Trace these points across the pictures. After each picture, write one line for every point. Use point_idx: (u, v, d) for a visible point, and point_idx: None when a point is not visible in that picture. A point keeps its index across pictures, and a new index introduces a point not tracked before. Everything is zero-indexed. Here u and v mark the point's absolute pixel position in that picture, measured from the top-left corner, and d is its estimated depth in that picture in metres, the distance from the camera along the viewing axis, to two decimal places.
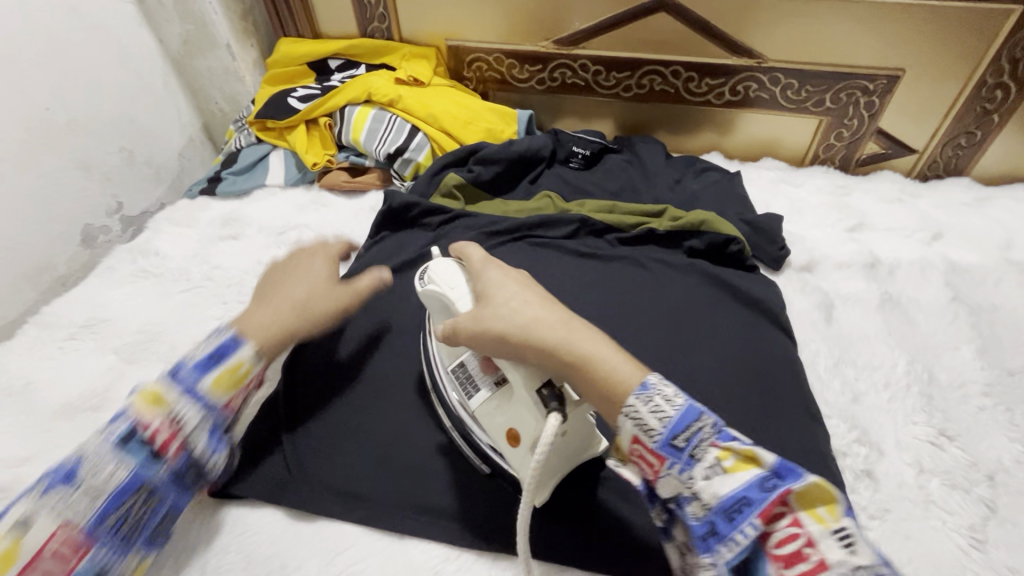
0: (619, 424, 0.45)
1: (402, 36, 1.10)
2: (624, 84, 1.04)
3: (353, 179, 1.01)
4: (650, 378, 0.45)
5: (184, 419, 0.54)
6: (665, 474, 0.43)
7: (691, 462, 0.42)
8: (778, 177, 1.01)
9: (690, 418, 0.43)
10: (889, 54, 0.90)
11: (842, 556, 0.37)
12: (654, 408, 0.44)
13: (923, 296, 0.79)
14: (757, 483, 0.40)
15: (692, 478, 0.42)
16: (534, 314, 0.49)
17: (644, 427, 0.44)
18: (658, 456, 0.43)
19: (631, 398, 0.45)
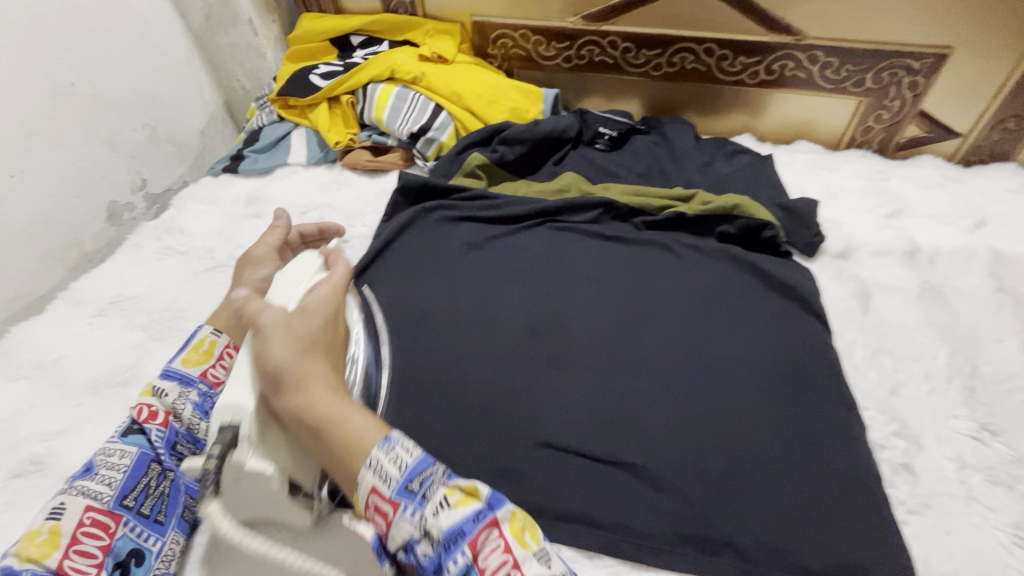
0: (359, 479, 0.45)
1: (426, 11, 1.07)
2: (654, 62, 1.01)
3: (375, 158, 0.99)
4: (394, 431, 0.47)
5: (155, 435, 0.56)
6: (398, 521, 0.43)
7: (423, 503, 0.44)
8: (812, 161, 0.98)
9: (425, 463, 0.46)
10: (938, 31, 0.85)
11: (541, 570, 0.40)
12: (393, 458, 0.45)
13: (964, 286, 0.76)
14: (473, 517, 0.42)
15: (422, 518, 0.43)
16: (300, 353, 0.49)
17: (383, 476, 0.45)
18: (393, 504, 0.44)
19: (375, 449, 0.46)
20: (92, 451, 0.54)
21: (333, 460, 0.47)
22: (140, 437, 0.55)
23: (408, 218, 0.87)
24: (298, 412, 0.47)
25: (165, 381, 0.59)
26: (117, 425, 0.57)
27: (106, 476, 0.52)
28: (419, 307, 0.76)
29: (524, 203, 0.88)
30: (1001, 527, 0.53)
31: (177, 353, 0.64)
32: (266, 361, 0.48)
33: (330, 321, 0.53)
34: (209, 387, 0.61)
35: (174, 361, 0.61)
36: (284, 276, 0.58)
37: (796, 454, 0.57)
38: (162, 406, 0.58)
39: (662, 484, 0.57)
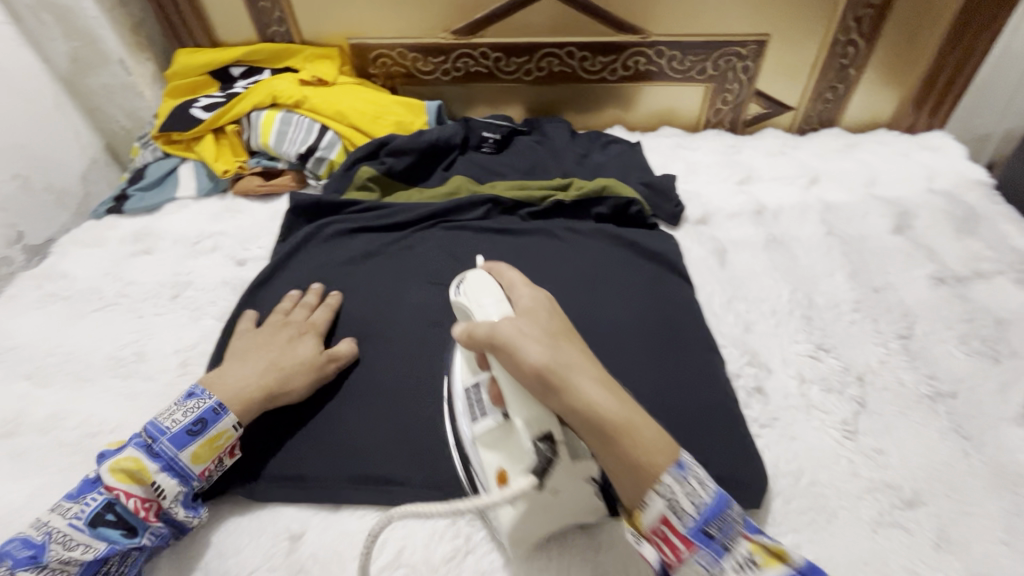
0: (647, 503, 0.46)
1: (303, 37, 1.10)
2: (525, 68, 1.09)
3: (267, 183, 1.01)
4: (686, 458, 0.46)
5: (140, 528, 0.55)
6: (690, 560, 0.44)
7: (723, 552, 0.44)
8: (675, 143, 1.09)
9: (721, 507, 0.45)
10: (753, 22, 0.99)
11: None
12: (688, 491, 0.45)
13: (802, 234, 0.88)
14: (786, 567, 0.42)
15: (723, 568, 0.43)
16: (569, 358, 0.48)
17: (675, 507, 0.45)
18: (688, 541, 0.44)
19: (668, 477, 0.45)
20: (50, 531, 0.52)
21: (623, 467, 0.45)
22: (118, 531, 0.54)
23: (304, 237, 0.89)
24: (580, 419, 0.45)
25: (165, 476, 0.56)
26: (91, 498, 0.54)
27: (66, 551, 0.51)
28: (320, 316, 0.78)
29: (413, 208, 0.93)
30: (833, 425, 0.62)
31: (181, 428, 0.58)
32: (523, 364, 0.47)
33: (554, 312, 0.53)
34: (202, 482, 0.60)
35: (181, 456, 0.57)
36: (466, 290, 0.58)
37: (668, 394, 0.65)
38: (155, 501, 0.56)
39: None
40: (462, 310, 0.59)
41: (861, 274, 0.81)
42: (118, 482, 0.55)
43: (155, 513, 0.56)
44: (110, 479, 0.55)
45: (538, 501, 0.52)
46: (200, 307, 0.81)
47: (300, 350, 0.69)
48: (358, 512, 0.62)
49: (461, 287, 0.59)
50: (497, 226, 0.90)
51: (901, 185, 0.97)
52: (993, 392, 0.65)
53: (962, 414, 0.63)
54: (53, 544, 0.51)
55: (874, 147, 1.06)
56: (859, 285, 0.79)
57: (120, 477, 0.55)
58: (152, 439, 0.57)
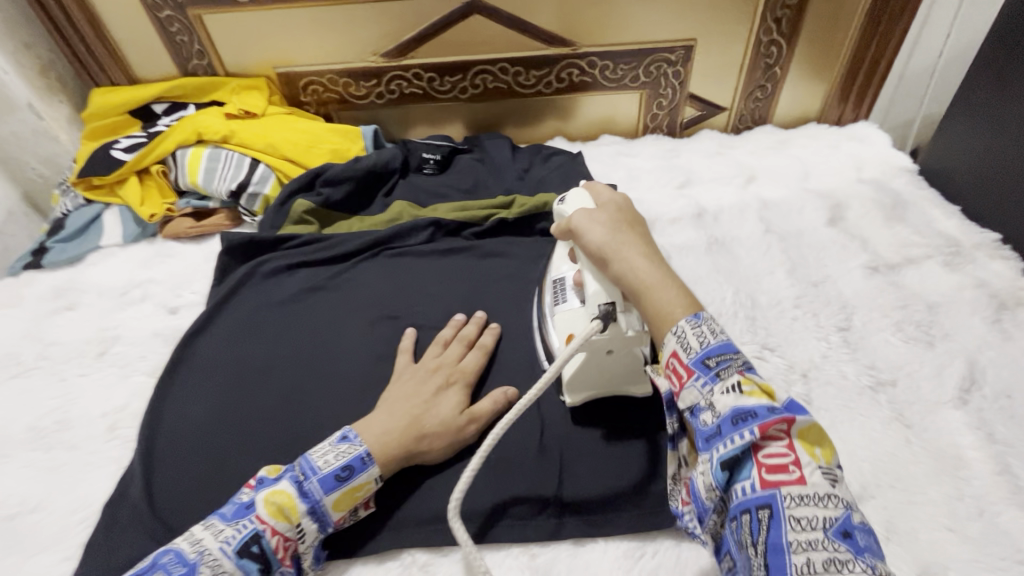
0: (664, 341, 0.52)
1: (227, 69, 1.06)
2: (460, 87, 1.08)
3: (198, 223, 0.96)
4: (703, 313, 0.52)
5: (270, 569, 0.53)
6: (690, 387, 0.49)
7: (715, 380, 0.48)
8: (616, 151, 1.10)
9: (727, 349, 0.49)
10: (679, 28, 1.01)
11: (823, 482, 0.43)
12: (699, 334, 0.50)
13: (742, 233, 0.89)
14: (767, 407, 0.45)
15: (712, 392, 0.47)
16: (634, 250, 0.57)
17: (686, 345, 0.50)
18: (688, 371, 0.49)
19: (682, 321, 0.51)
20: (202, 552, 0.51)
21: (649, 320, 0.54)
22: (256, 567, 0.52)
23: (244, 277, 0.84)
24: (625, 275, 0.56)
25: (310, 518, 0.55)
26: (242, 525, 0.53)
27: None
28: (259, 362, 0.75)
29: (357, 237, 0.89)
30: None
31: (332, 471, 0.56)
32: (588, 241, 0.59)
33: (627, 211, 0.63)
34: (336, 528, 0.58)
35: (331, 500, 0.56)
36: (566, 202, 0.66)
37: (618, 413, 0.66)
38: (292, 541, 0.54)
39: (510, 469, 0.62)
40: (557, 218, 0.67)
41: (800, 269, 0.82)
42: (268, 512, 0.53)
43: (290, 554, 0.54)
44: (263, 511, 0.53)
45: (597, 359, 0.61)
46: (130, 363, 0.77)
47: (444, 406, 0.64)
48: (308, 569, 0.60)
49: (564, 197, 0.67)
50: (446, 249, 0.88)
51: (833, 177, 1.00)
52: (930, 376, 0.67)
53: (902, 401, 0.65)
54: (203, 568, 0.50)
55: (805, 141, 1.09)
56: (798, 280, 0.80)
57: (271, 508, 0.53)
58: (306, 476, 0.56)
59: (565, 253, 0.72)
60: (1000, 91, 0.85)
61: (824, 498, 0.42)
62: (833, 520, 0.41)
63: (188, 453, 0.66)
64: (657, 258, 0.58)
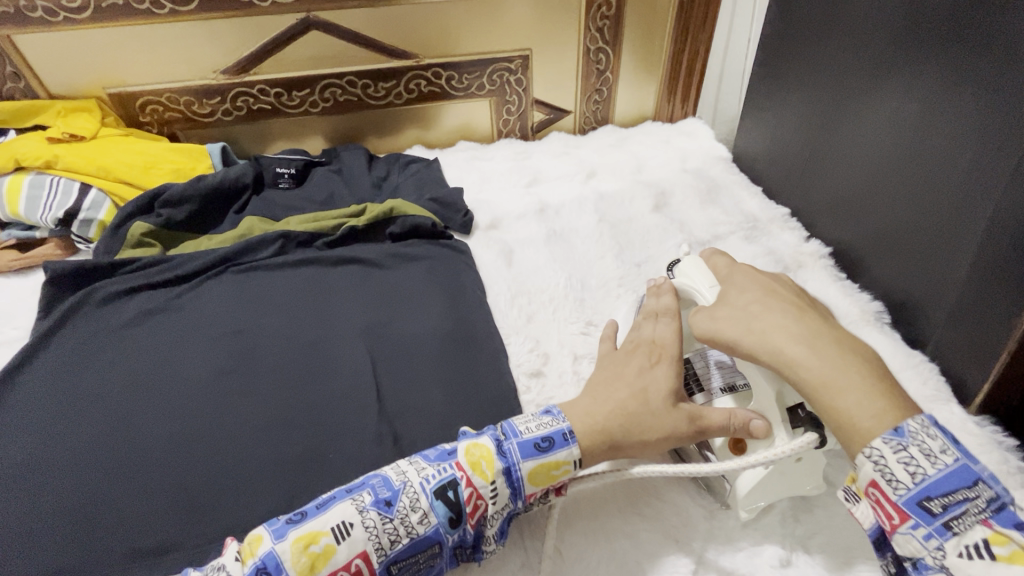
0: (856, 461, 0.47)
1: (49, 91, 1.01)
2: (310, 101, 1.09)
3: (23, 255, 0.90)
4: (908, 424, 0.45)
5: (496, 501, 0.55)
6: (903, 531, 0.44)
7: (944, 531, 0.42)
8: (470, 156, 1.16)
9: (952, 487, 0.42)
10: (513, 39, 1.09)
11: None
12: (904, 457, 0.44)
13: (579, 224, 0.97)
14: None
15: (941, 545, 0.42)
16: (797, 353, 0.51)
17: (887, 476, 0.44)
18: (900, 511, 0.44)
19: (879, 439, 0.45)
20: (407, 482, 0.54)
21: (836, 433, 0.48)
22: (447, 513, 0.53)
23: (74, 305, 0.80)
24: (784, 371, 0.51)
25: (506, 476, 0.55)
26: (443, 467, 0.55)
27: (409, 522, 0.52)
28: (89, 390, 0.72)
29: (204, 255, 0.88)
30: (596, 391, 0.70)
31: (532, 439, 0.57)
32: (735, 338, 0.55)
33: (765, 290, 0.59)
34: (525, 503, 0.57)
35: (526, 469, 0.55)
36: (681, 273, 0.68)
37: (457, 396, 0.70)
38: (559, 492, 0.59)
39: (350, 460, 0.64)
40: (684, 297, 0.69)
41: (626, 253, 0.91)
42: (496, 460, 0.55)
43: (474, 521, 0.54)
44: (463, 459, 0.55)
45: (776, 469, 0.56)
46: None
47: None
48: None
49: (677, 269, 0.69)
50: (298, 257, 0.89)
51: (662, 168, 1.12)
52: None
53: None
54: (400, 497, 0.52)
55: (642, 138, 1.21)
56: (624, 262, 0.89)
57: (487, 460, 0.55)
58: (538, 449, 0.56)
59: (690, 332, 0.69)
60: (775, 89, 0.99)
61: None
62: None
63: (2, 491, 0.62)
64: (843, 339, 0.52)
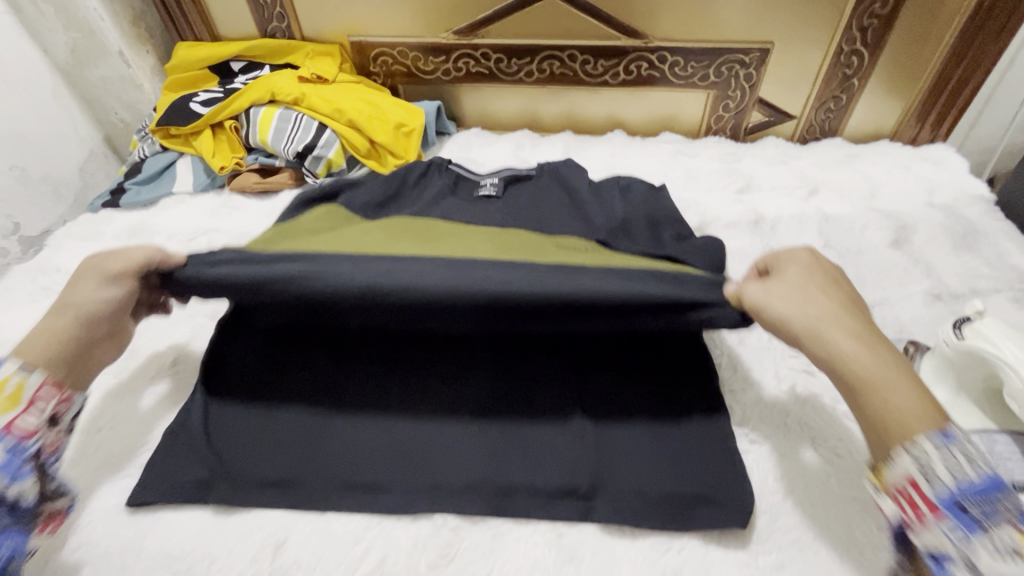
0: (892, 459, 0.43)
1: (304, 34, 1.10)
2: (526, 70, 1.08)
3: (264, 180, 1.00)
4: (953, 429, 0.42)
5: None
6: (936, 528, 0.41)
7: (975, 526, 0.40)
8: (675, 150, 1.08)
9: (993, 487, 0.40)
10: (756, 30, 0.98)
11: None
12: (951, 461, 0.40)
13: (799, 246, 0.87)
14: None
15: (972, 541, 0.40)
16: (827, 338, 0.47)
17: (926, 471, 0.41)
18: (932, 506, 0.41)
19: (932, 443, 0.41)
20: None
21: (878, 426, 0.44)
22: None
23: (208, 277, 0.55)
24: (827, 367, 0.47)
25: None
26: None
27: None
28: None
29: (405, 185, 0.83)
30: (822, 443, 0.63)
31: None
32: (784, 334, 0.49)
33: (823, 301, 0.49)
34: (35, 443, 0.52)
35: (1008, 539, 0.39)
36: (974, 333, 0.56)
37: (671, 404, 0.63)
38: (932, 512, 0.41)
39: (554, 450, 0.61)
40: (967, 360, 0.58)
41: (856, 288, 0.80)
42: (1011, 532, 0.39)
43: None
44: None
45: None
46: (192, 304, 0.81)
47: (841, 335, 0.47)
48: (343, 518, 0.59)
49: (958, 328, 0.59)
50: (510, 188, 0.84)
51: (901, 197, 0.97)
52: None
53: None
54: None
55: (876, 158, 1.05)
56: None
57: None
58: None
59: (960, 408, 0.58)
60: None
61: None
62: None
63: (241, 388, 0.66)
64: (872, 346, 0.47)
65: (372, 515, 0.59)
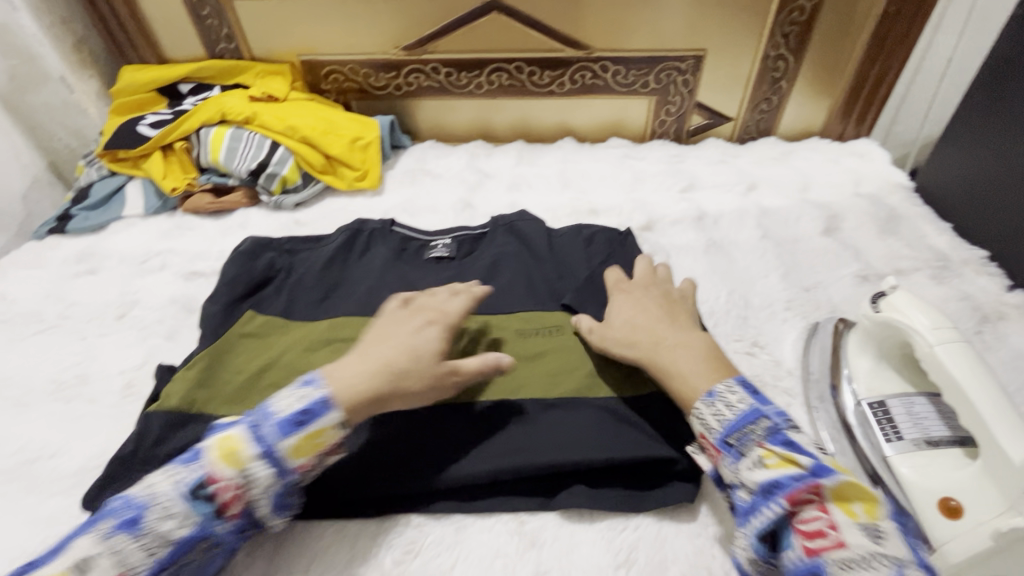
0: (691, 421, 0.57)
1: (254, 54, 1.10)
2: (475, 82, 1.12)
3: (218, 200, 1.00)
4: (716, 388, 0.56)
5: None
6: (721, 465, 0.54)
7: (740, 458, 0.52)
8: (622, 154, 1.13)
9: (743, 424, 0.53)
10: (689, 38, 1.05)
11: (863, 541, 0.44)
12: (716, 413, 0.55)
13: (740, 238, 0.93)
14: (794, 476, 0.48)
15: (739, 470, 0.52)
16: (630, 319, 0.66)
17: (707, 426, 0.55)
18: (716, 450, 0.54)
19: (699, 402, 0.56)
20: None
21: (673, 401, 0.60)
22: (208, 509, 0.49)
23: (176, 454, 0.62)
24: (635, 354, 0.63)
25: None
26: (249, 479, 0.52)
27: (149, 542, 0.47)
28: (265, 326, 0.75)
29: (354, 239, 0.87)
30: None
31: None
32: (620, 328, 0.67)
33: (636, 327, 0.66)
34: (301, 478, 0.53)
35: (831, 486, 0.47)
36: (889, 307, 0.62)
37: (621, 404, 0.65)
38: (838, 533, 0.45)
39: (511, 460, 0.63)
40: (882, 331, 0.63)
41: (793, 274, 0.86)
42: (775, 472, 0.49)
43: None
44: (210, 455, 0.50)
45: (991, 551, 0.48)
46: (146, 326, 0.81)
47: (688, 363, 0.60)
48: (309, 526, 0.60)
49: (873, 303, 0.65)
50: (462, 248, 0.87)
51: (831, 189, 1.03)
52: None
53: None
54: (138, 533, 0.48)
55: (808, 154, 1.13)
56: (791, 284, 0.84)
57: (781, 467, 0.49)
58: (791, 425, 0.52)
59: (881, 375, 0.64)
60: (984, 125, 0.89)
61: (869, 559, 0.43)
62: None
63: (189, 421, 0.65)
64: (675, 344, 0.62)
65: (338, 520, 0.60)
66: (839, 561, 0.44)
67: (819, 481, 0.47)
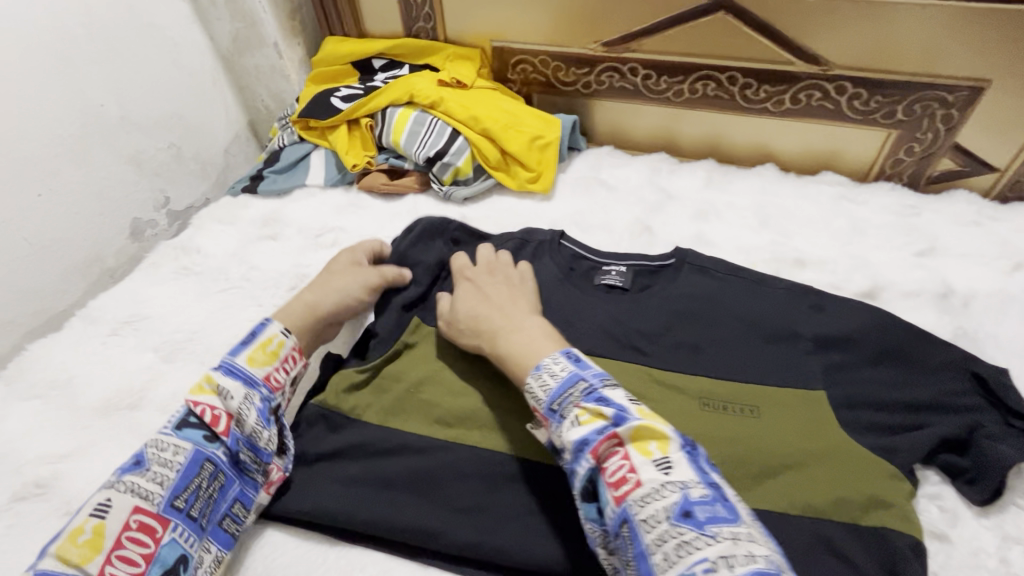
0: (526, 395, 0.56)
1: (447, 36, 1.07)
2: (675, 89, 0.99)
3: (392, 182, 1.00)
4: (542, 362, 0.55)
5: None
6: (552, 434, 0.52)
7: (562, 420, 0.51)
8: (839, 194, 0.94)
9: (565, 387, 0.52)
10: (970, 63, 0.82)
11: (656, 475, 0.45)
12: (543, 383, 0.54)
13: (1001, 333, 0.72)
14: (598, 430, 0.48)
15: (562, 434, 0.50)
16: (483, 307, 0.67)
17: (538, 399, 0.53)
18: (547, 420, 0.52)
19: (532, 374, 0.55)
20: None
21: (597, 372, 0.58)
22: (200, 433, 0.56)
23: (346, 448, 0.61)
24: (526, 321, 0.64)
25: None
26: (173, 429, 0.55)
27: (157, 474, 0.52)
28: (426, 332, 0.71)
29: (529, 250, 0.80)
30: None
31: None
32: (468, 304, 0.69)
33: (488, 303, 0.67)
34: (274, 392, 0.61)
35: (627, 432, 0.47)
36: None
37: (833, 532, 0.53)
38: (637, 475, 0.46)
39: None
40: None
41: None
42: (585, 429, 0.48)
43: None
44: (194, 392, 0.58)
45: None
46: None
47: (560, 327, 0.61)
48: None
49: None
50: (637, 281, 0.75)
51: None
52: None
53: None
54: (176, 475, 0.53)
55: None
56: None
57: (590, 422, 0.49)
58: (609, 383, 0.51)
59: None
60: None
61: (662, 488, 0.44)
62: (675, 505, 0.44)
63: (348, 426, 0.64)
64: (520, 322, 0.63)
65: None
66: (639, 501, 0.44)
67: (615, 430, 0.47)
